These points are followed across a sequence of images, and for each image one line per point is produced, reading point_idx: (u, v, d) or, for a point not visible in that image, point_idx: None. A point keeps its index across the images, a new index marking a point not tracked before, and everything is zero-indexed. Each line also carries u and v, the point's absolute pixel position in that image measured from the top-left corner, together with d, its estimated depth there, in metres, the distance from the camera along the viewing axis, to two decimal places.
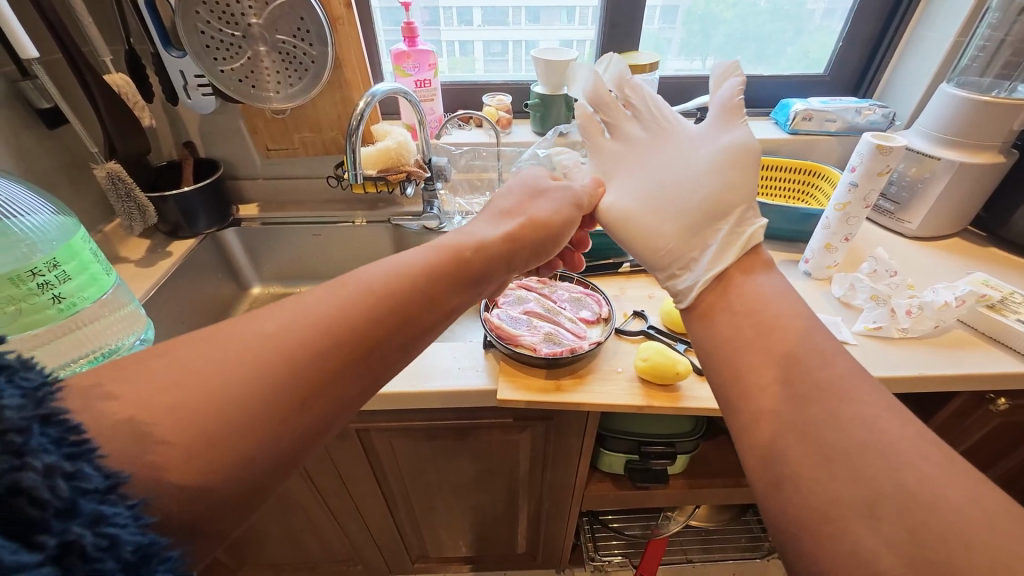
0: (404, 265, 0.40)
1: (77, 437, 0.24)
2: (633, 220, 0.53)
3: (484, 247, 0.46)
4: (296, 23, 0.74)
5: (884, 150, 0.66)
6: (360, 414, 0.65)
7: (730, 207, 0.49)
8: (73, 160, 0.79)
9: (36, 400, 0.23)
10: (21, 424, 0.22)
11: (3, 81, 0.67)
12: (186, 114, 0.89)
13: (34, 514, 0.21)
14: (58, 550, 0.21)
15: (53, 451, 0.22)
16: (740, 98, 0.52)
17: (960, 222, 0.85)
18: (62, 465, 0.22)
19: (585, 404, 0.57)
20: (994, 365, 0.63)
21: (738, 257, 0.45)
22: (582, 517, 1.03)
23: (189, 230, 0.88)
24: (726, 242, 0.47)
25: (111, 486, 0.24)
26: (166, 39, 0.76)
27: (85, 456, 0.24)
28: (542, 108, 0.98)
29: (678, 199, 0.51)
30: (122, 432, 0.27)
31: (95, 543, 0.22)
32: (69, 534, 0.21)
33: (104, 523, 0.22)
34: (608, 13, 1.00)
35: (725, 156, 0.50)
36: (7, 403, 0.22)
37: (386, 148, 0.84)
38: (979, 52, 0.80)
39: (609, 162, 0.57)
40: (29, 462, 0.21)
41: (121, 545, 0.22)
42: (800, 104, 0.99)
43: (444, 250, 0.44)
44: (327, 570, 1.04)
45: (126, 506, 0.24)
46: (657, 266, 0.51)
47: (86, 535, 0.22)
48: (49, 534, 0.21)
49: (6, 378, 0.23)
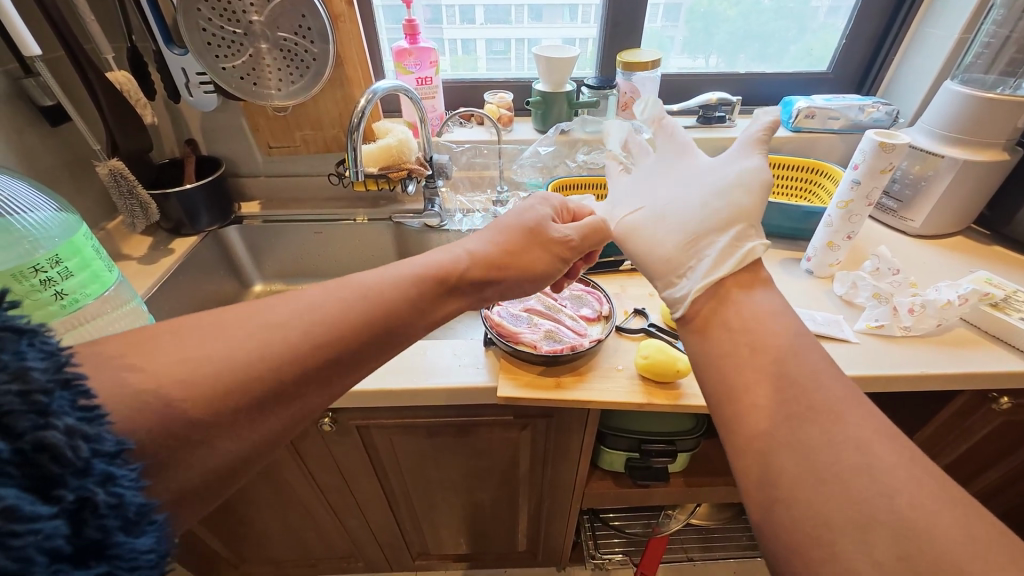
0: (395, 276, 0.43)
1: (88, 401, 0.25)
2: (638, 231, 0.54)
3: (465, 278, 0.48)
4: (297, 21, 0.74)
5: (887, 148, 0.66)
6: (360, 411, 0.65)
7: (735, 223, 0.49)
8: (76, 157, 0.79)
9: (58, 363, 0.24)
10: (46, 386, 0.23)
11: (5, 79, 0.68)
12: (188, 112, 0.89)
13: (55, 470, 0.22)
14: (74, 503, 0.23)
15: (71, 413, 0.24)
16: (764, 134, 0.54)
17: (963, 221, 0.84)
18: (81, 428, 0.24)
19: (586, 402, 0.57)
20: (997, 363, 0.63)
21: (738, 266, 0.45)
22: (583, 515, 1.03)
23: (191, 227, 0.88)
24: (725, 252, 0.46)
25: (120, 450, 0.25)
26: (167, 37, 0.76)
27: (99, 420, 0.25)
28: (543, 106, 0.98)
29: (685, 214, 0.52)
30: (127, 410, 0.28)
31: (106, 500, 0.24)
32: (85, 490, 0.23)
33: (113, 484, 0.24)
34: (610, 10, 0.99)
35: (734, 177, 0.51)
36: (31, 364, 0.23)
37: (388, 145, 0.84)
38: (983, 49, 0.79)
39: (628, 186, 0.59)
40: (52, 422, 0.23)
41: (126, 505, 0.24)
42: (803, 102, 0.98)
43: (432, 268, 0.45)
44: (328, 566, 1.05)
45: (131, 469, 0.25)
46: (654, 274, 0.52)
47: (99, 493, 0.23)
48: (66, 490, 0.22)
49: (28, 340, 0.24)
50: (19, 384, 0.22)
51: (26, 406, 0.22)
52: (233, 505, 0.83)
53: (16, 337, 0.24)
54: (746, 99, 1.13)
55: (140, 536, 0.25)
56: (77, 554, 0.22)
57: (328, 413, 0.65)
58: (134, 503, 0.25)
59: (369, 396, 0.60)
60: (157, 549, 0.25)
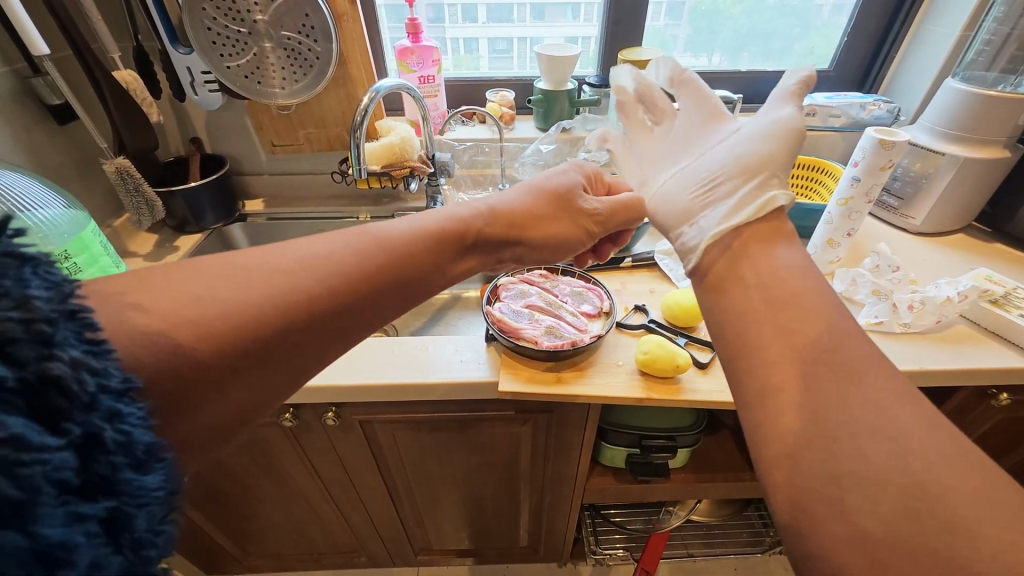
0: (394, 231, 0.40)
1: (93, 334, 0.23)
2: (656, 195, 0.52)
3: (481, 236, 0.47)
4: (301, 20, 0.75)
5: (886, 145, 0.66)
6: (363, 406, 0.66)
7: (755, 174, 0.45)
8: (84, 155, 0.80)
9: (61, 294, 0.21)
10: (48, 315, 0.20)
11: (15, 78, 0.69)
12: (193, 110, 0.90)
13: (60, 402, 0.20)
14: (80, 439, 0.20)
15: (76, 345, 0.21)
16: (802, 90, 0.50)
17: (964, 218, 0.85)
18: (85, 358, 0.21)
19: (586, 396, 0.58)
20: (996, 360, 0.63)
21: (754, 214, 0.41)
22: (584, 511, 1.04)
23: (196, 225, 0.89)
24: (743, 201, 0.42)
25: (127, 388, 0.23)
26: (173, 36, 0.77)
27: (104, 356, 0.23)
28: (545, 104, 0.98)
29: (703, 172, 0.48)
30: (128, 354, 0.26)
31: (114, 438, 0.21)
32: (91, 426, 0.21)
33: (122, 421, 0.22)
34: (612, 9, 1.00)
35: (757, 130, 0.47)
36: (32, 290, 0.20)
37: (390, 144, 0.85)
38: (984, 47, 0.79)
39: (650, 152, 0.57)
40: (57, 353, 0.20)
41: (134, 443, 0.22)
42: (804, 100, 0.98)
43: (449, 220, 0.45)
44: (331, 561, 1.06)
45: (139, 409, 0.23)
46: (669, 232, 0.49)
47: (107, 430, 0.21)
48: (72, 423, 0.20)
49: (31, 267, 0.21)
50: (20, 311, 0.19)
51: (27, 335, 0.19)
52: (239, 500, 0.84)
53: (18, 263, 0.20)
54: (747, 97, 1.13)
55: (151, 475, 0.23)
56: (84, 489, 0.20)
57: (331, 407, 0.66)
58: (144, 442, 0.22)
59: (372, 391, 0.61)
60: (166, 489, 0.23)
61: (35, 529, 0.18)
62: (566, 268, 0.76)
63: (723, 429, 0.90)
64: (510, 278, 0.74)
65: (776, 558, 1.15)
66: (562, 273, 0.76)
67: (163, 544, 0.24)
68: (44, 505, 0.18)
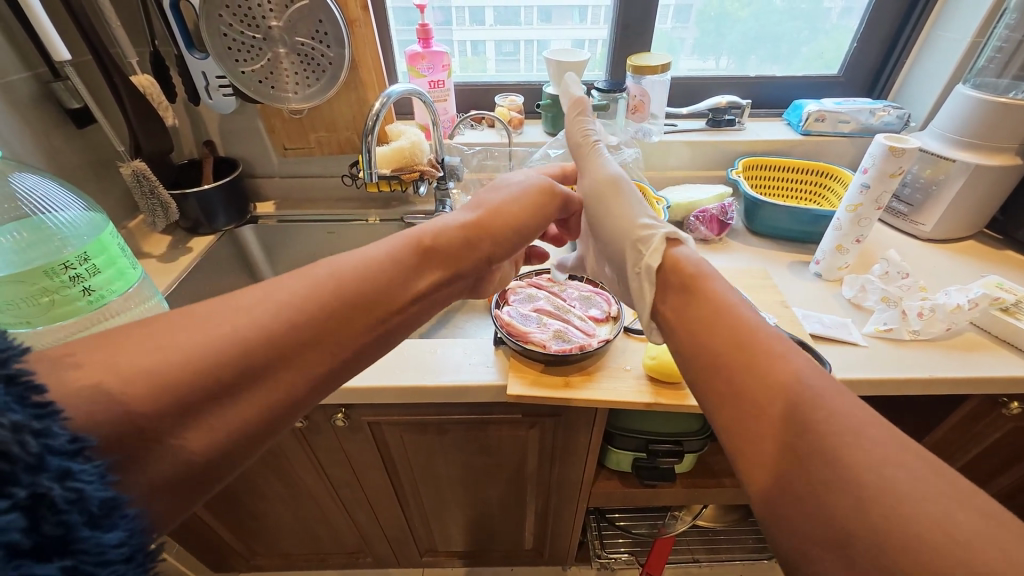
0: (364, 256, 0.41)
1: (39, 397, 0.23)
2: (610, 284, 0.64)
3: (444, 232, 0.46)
4: (314, 26, 0.76)
5: (897, 152, 0.66)
6: (372, 407, 0.67)
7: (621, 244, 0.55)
8: (101, 158, 0.82)
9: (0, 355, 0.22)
10: None
11: (36, 83, 0.70)
12: (206, 114, 0.92)
13: (3, 468, 0.20)
14: (29, 500, 0.20)
15: (18, 409, 0.22)
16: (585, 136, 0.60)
17: (974, 225, 0.84)
18: (31, 422, 0.22)
19: (594, 401, 0.58)
20: (1006, 368, 0.63)
21: (643, 301, 0.49)
22: (589, 514, 1.05)
23: (208, 226, 0.90)
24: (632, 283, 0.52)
25: (77, 448, 0.23)
26: (189, 41, 0.78)
27: (50, 416, 0.23)
28: (553, 108, 0.99)
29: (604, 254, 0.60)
30: None
31: (64, 495, 0.22)
32: (40, 486, 0.21)
33: (72, 479, 0.22)
34: (620, 14, 1.00)
35: (589, 199, 0.59)
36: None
37: (401, 147, 0.85)
38: (996, 53, 0.79)
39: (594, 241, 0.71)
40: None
41: (87, 499, 0.22)
42: (813, 105, 0.98)
43: (408, 241, 0.44)
44: (337, 560, 1.07)
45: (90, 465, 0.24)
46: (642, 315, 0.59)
47: (56, 488, 0.21)
48: (18, 486, 0.20)
49: None
50: None
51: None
52: (248, 498, 0.85)
53: None
54: (755, 102, 1.13)
55: (108, 531, 0.23)
56: (38, 551, 0.20)
57: (341, 408, 0.66)
58: (94, 496, 0.23)
59: (382, 392, 0.62)
60: (129, 544, 0.24)
61: None
62: (574, 272, 0.76)
63: None
64: (519, 282, 0.74)
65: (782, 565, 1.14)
66: (570, 277, 0.76)
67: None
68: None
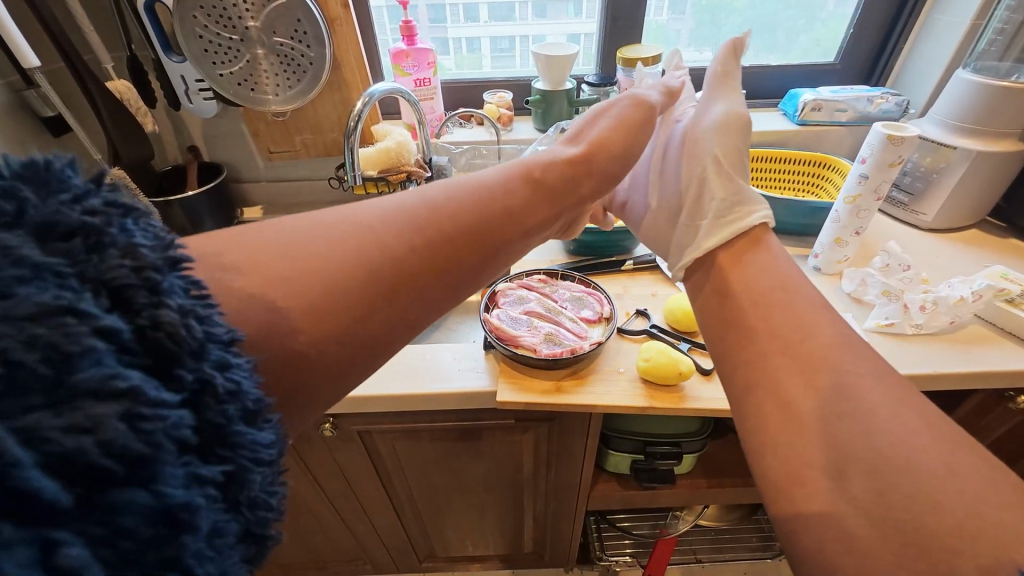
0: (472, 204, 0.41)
1: (199, 291, 0.23)
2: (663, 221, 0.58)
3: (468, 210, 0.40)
4: (293, 25, 0.74)
5: (896, 140, 0.64)
6: (361, 416, 0.65)
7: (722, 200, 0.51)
8: (79, 167, 0.80)
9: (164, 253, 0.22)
10: (156, 263, 0.21)
11: (7, 91, 0.68)
12: (189, 119, 0.90)
13: (173, 349, 0.21)
14: (193, 392, 0.21)
15: (183, 296, 0.22)
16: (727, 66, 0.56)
17: (977, 213, 0.82)
18: (194, 313, 0.22)
19: (585, 406, 0.56)
20: (1015, 362, 0.61)
21: (727, 238, 0.49)
22: (589, 516, 1.03)
23: (194, 234, 0.88)
24: (719, 225, 0.50)
25: (231, 339, 0.24)
26: (166, 45, 0.76)
27: None
28: (543, 104, 0.96)
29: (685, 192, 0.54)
30: None
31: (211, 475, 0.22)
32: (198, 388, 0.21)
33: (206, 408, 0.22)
34: (609, 6, 0.98)
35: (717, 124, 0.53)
36: (139, 239, 0.21)
37: (386, 148, 0.84)
38: (996, 36, 0.76)
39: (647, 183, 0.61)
40: (165, 301, 0.21)
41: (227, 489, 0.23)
42: (809, 94, 0.96)
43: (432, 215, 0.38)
44: (335, 569, 1.05)
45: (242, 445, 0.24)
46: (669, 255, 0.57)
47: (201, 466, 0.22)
48: (186, 370, 0.21)
49: (133, 221, 0.22)
50: (132, 260, 0.21)
51: (139, 282, 0.20)
52: None
53: (120, 213, 0.21)
54: (750, 93, 1.10)
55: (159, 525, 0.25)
56: (203, 442, 0.21)
57: (328, 418, 0.65)
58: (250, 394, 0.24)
59: (372, 402, 0.60)
60: (275, 448, 0.25)
61: (160, 486, 0.19)
62: (565, 272, 0.73)
63: (729, 432, 0.89)
64: (509, 284, 0.72)
65: (785, 563, 1.13)
66: (560, 278, 0.73)
67: (276, 502, 0.25)
68: (167, 463, 0.19)
